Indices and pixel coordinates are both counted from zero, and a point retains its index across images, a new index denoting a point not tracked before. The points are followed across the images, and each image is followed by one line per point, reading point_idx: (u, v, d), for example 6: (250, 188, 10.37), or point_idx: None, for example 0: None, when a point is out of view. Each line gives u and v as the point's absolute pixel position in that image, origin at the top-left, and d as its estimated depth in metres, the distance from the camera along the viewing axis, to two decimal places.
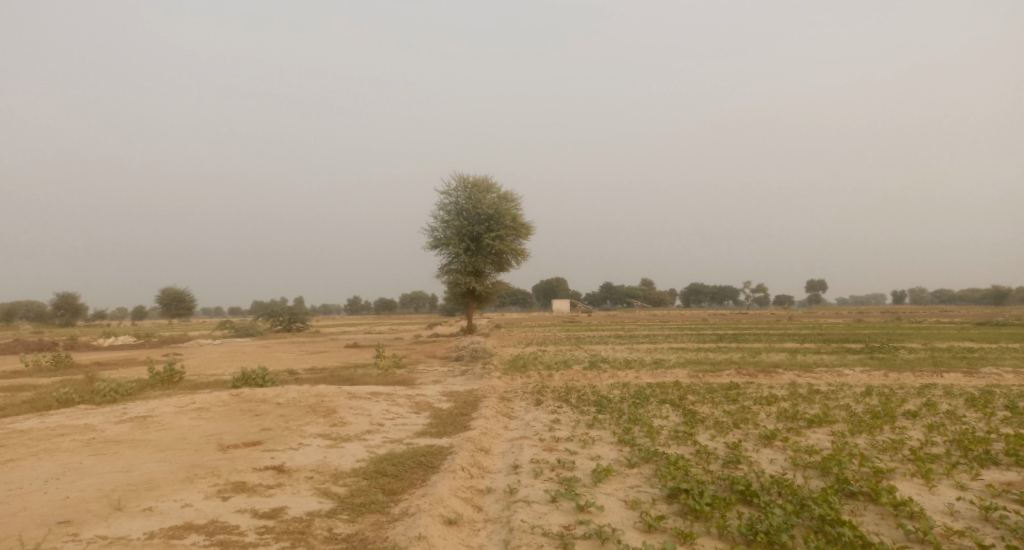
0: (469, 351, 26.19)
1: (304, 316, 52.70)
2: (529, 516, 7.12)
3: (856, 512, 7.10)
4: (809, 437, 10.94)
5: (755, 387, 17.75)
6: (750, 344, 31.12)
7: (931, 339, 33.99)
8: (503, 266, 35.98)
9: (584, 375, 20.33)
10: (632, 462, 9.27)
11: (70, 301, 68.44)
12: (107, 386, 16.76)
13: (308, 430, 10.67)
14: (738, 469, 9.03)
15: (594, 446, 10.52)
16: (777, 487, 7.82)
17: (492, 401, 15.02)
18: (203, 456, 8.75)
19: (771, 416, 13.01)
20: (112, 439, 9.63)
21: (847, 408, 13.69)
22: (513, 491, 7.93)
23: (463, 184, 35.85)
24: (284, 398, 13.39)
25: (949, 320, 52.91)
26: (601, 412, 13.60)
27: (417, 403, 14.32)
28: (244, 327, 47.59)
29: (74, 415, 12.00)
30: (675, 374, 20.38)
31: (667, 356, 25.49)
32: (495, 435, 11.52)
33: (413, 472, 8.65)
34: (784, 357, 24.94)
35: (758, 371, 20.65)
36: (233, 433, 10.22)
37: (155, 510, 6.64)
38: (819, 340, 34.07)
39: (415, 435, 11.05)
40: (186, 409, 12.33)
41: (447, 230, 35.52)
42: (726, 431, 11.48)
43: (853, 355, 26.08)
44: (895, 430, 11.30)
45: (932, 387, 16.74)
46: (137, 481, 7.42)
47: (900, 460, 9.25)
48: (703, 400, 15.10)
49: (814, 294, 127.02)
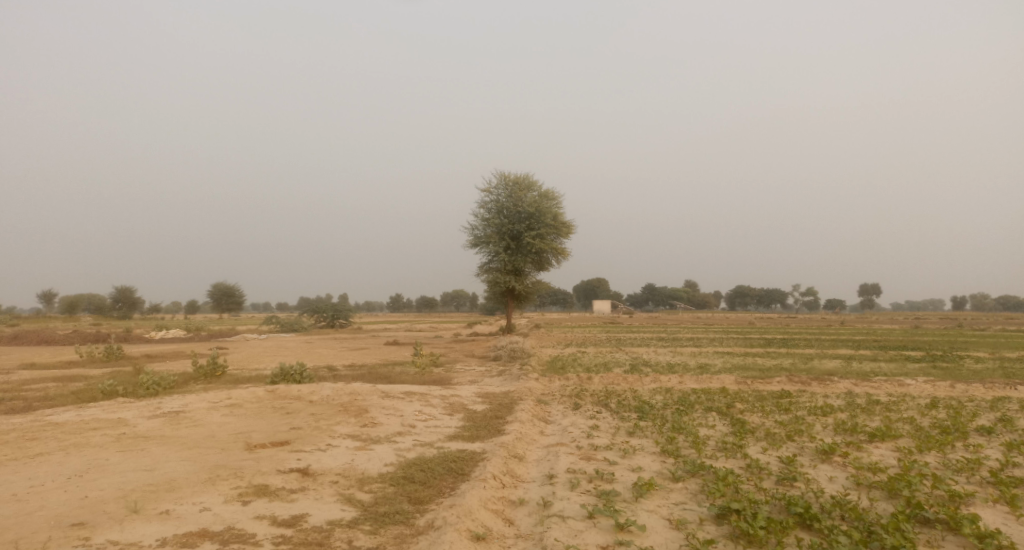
0: (507, 351, 25.78)
1: (347, 313, 53.22)
2: (563, 534, 6.57)
3: (933, 542, 6.30)
4: (871, 453, 10.06)
5: (807, 395, 16.76)
6: (801, 349, 29.80)
7: (998, 348, 31.84)
8: (543, 265, 35.44)
9: (624, 379, 19.61)
10: (676, 476, 8.61)
11: (127, 294, 71.02)
12: (150, 379, 16.96)
13: (337, 430, 10.36)
14: (794, 487, 8.27)
15: (635, 456, 9.89)
16: (840, 510, 7.07)
17: (529, 404, 14.50)
18: (229, 456, 8.50)
19: (827, 428, 12.12)
20: (142, 435, 9.50)
21: (912, 421, 12.68)
22: (547, 504, 7.41)
23: (504, 182, 35.48)
24: (318, 395, 13.19)
25: (1015, 329, 49.72)
26: (643, 418, 12.94)
27: (451, 404, 13.91)
28: (288, 323, 48.40)
29: (111, 409, 12.03)
30: (722, 380, 19.49)
31: (712, 361, 24.50)
32: (530, 440, 11.02)
33: (442, 479, 8.22)
34: (838, 364, 23.68)
35: (811, 378, 19.56)
36: (262, 432, 10.00)
37: (172, 513, 6.37)
38: (876, 347, 32.36)
39: (447, 439, 10.62)
40: (219, 405, 12.22)
41: (487, 229, 35.20)
42: (779, 444, 10.70)
43: (914, 363, 24.59)
44: (969, 448, 10.30)
45: (1005, 401, 15.43)
46: (158, 482, 7.18)
47: (978, 483, 8.34)
48: (752, 408, 14.25)
49: (867, 298, 122.01)
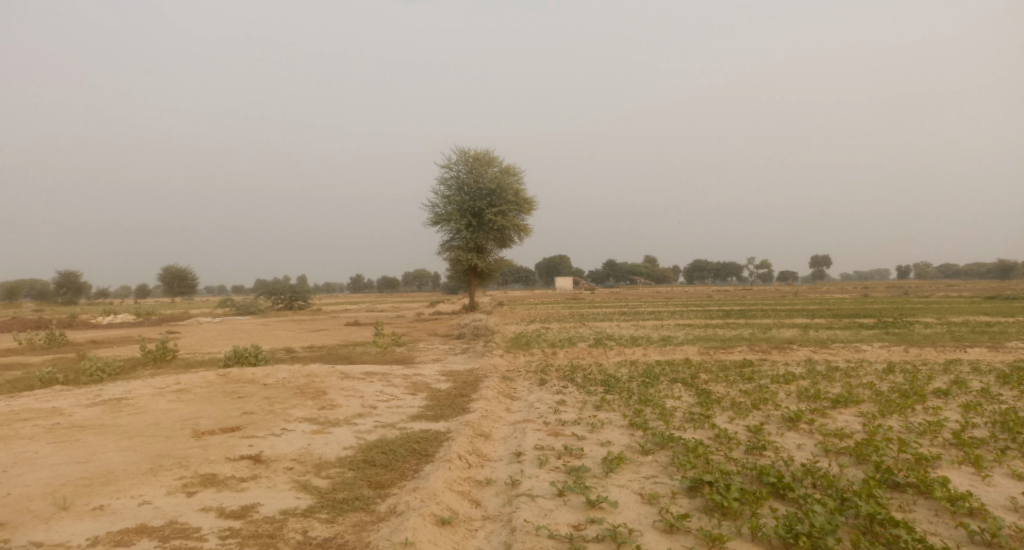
0: (471, 328, 25.44)
1: (306, 294, 51.93)
2: (532, 515, 6.26)
3: (905, 508, 6.26)
4: (836, 419, 10.10)
5: (769, 364, 16.93)
6: (760, 320, 30.33)
7: (944, 314, 33.08)
8: (505, 242, 35.05)
9: (589, 353, 19.50)
10: (646, 449, 8.42)
11: (72, 279, 67.71)
12: (93, 365, 16.03)
13: (292, 414, 9.83)
14: (763, 456, 8.18)
15: (603, 430, 9.69)
16: (811, 477, 6.97)
17: (494, 381, 14.20)
18: (174, 444, 7.91)
19: (791, 395, 12.16)
20: (78, 425, 8.82)
21: (872, 386, 12.84)
22: (515, 484, 7.10)
23: (463, 157, 34.78)
24: (273, 378, 12.60)
25: (957, 295, 51.81)
26: (610, 392, 12.78)
27: (413, 383, 13.49)
28: (245, 305, 46.94)
29: (45, 397, 11.21)
30: (685, 351, 19.59)
31: (675, 333, 24.66)
32: (496, 418, 10.70)
33: (405, 462, 7.83)
34: (796, 333, 24.13)
35: (772, 347, 19.83)
36: (211, 418, 9.41)
37: (106, 508, 5.83)
38: (830, 315, 33.23)
39: (409, 419, 10.21)
40: (166, 390, 11.53)
41: (447, 206, 34.54)
42: (745, 413, 10.65)
43: (868, 330, 25.24)
44: (929, 411, 10.42)
45: (958, 363, 15.86)
46: (91, 474, 6.60)
47: (942, 445, 8.41)
48: (716, 378, 14.27)
49: (818, 269, 125.56)
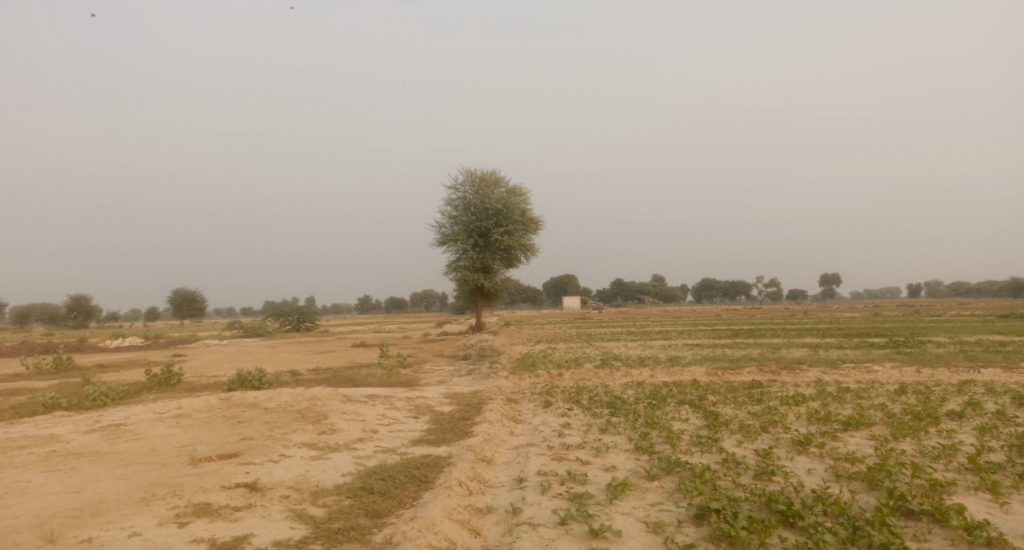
0: (476, 349, 25.28)
1: (313, 316, 51.93)
2: (533, 545, 6.07)
3: (920, 537, 6.03)
4: (847, 443, 9.85)
5: (779, 385, 16.63)
6: (769, 339, 29.97)
7: (957, 332, 32.60)
8: (511, 262, 34.97)
9: (596, 374, 19.27)
10: (652, 474, 8.21)
11: (83, 302, 68.15)
12: (97, 390, 15.97)
13: (292, 439, 9.70)
14: (772, 481, 7.95)
15: (608, 455, 9.48)
16: (821, 505, 6.75)
17: (498, 403, 14.01)
18: (169, 472, 7.79)
19: (800, 418, 11.90)
20: (74, 453, 8.72)
21: (884, 408, 12.57)
22: (516, 512, 6.91)
23: (469, 178, 34.90)
24: (275, 402, 12.48)
25: (969, 313, 51.17)
26: (616, 414, 12.57)
27: (417, 406, 13.32)
28: (252, 328, 46.97)
29: (46, 424, 11.13)
30: (693, 372, 19.32)
31: (683, 353, 24.39)
32: (499, 442, 10.51)
33: (404, 489, 7.66)
34: (806, 353, 23.79)
35: (781, 367, 19.53)
36: (209, 444, 9.29)
37: (95, 542, 5.73)
38: (840, 334, 32.81)
39: (411, 443, 10.04)
40: (166, 415, 11.43)
41: (454, 227, 34.57)
42: (754, 436, 10.41)
43: (879, 350, 24.85)
44: (943, 434, 10.15)
45: (972, 384, 15.52)
46: (83, 505, 6.50)
47: (957, 470, 8.15)
48: (724, 400, 14.03)
49: (828, 287, 124.68)
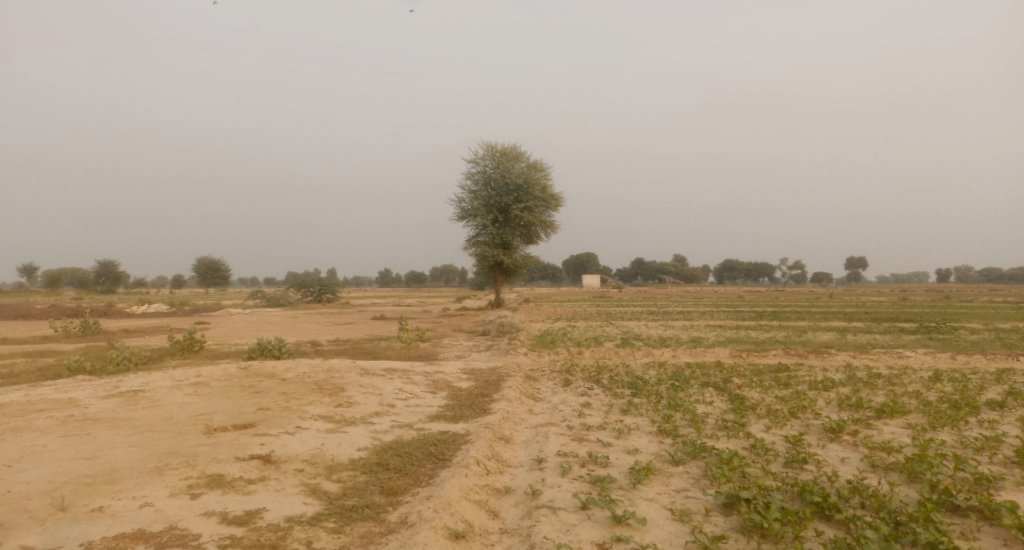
0: (495, 325, 25.08)
1: (334, 288, 52.16)
2: (553, 530, 5.81)
3: (968, 535, 5.65)
4: (881, 431, 9.43)
5: (805, 369, 16.19)
6: (794, 322, 29.35)
7: (990, 319, 31.70)
8: (532, 238, 34.58)
9: (616, 353, 18.95)
10: (676, 459, 7.89)
11: (110, 269, 69.07)
12: (120, 355, 16.04)
13: (309, 411, 9.55)
14: (804, 470, 7.59)
15: (631, 437, 9.18)
16: (859, 497, 6.38)
17: (516, 380, 13.77)
18: (184, 441, 7.67)
19: (830, 404, 11.47)
20: (91, 418, 8.66)
21: (918, 395, 12.09)
22: (536, 494, 6.66)
23: (491, 152, 34.39)
24: (292, 373, 12.38)
25: (1001, 299, 49.75)
26: (637, 395, 12.25)
27: (435, 381, 13.12)
28: (274, 298, 47.36)
29: (66, 387, 11.15)
30: (716, 353, 18.92)
31: (705, 334, 23.93)
32: (518, 420, 10.25)
33: (420, 466, 7.46)
34: (832, 336, 23.22)
35: (808, 351, 19.02)
36: (225, 413, 9.17)
37: (105, 511, 5.63)
38: (868, 318, 32.03)
39: (428, 419, 9.83)
40: (184, 383, 11.35)
41: (475, 202, 34.19)
42: (783, 422, 10.04)
43: (909, 335, 24.17)
44: (983, 424, 9.69)
45: (1011, 372, 14.94)
46: (95, 473, 6.40)
47: (1002, 463, 7.72)
48: (750, 383, 13.64)
49: (854, 271, 122.49)
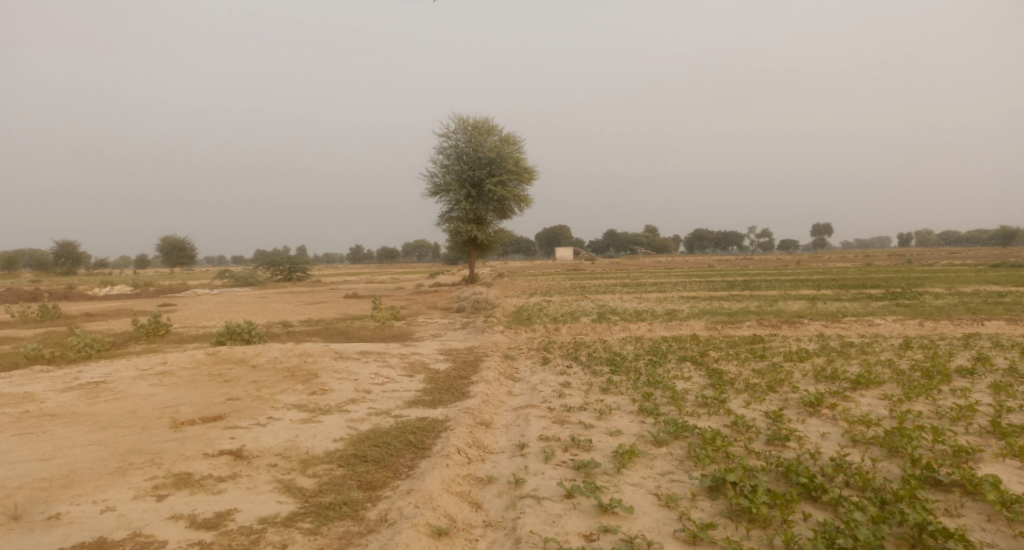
0: (471, 302, 24.83)
1: (305, 266, 51.16)
2: (538, 522, 5.65)
3: (952, 512, 5.66)
4: (859, 403, 9.47)
5: (780, 339, 16.33)
6: (766, 291, 29.69)
7: (953, 282, 32.51)
8: (505, 213, 34.20)
9: (593, 328, 18.88)
10: (660, 440, 7.80)
11: (70, 249, 66.72)
12: (80, 341, 15.39)
13: (281, 401, 9.21)
14: (786, 448, 7.56)
15: (612, 417, 9.07)
16: (843, 475, 6.36)
17: (494, 360, 13.59)
18: (149, 437, 7.31)
19: (807, 376, 11.52)
20: (48, 414, 8.21)
21: (891, 364, 12.23)
22: (518, 483, 6.49)
23: (462, 126, 33.69)
24: (263, 358, 11.98)
25: (962, 263, 51.11)
26: (616, 372, 12.17)
27: (411, 364, 12.86)
28: (243, 277, 46.30)
29: (23, 380, 10.60)
30: (692, 326, 18.97)
31: (680, 306, 24.03)
32: (497, 403, 10.07)
33: (399, 456, 7.22)
34: (804, 305, 23.52)
35: (781, 321, 19.18)
36: (193, 405, 8.79)
37: (64, 519, 5.29)
38: (836, 285, 32.57)
39: (406, 405, 9.58)
40: (148, 372, 10.88)
41: (446, 176, 33.57)
42: (762, 396, 10.02)
43: (877, 302, 24.60)
44: (957, 393, 9.81)
45: (978, 337, 15.24)
46: (53, 475, 6.03)
47: (979, 434, 7.80)
48: (727, 356, 13.67)
49: (820, 237, 124.75)
